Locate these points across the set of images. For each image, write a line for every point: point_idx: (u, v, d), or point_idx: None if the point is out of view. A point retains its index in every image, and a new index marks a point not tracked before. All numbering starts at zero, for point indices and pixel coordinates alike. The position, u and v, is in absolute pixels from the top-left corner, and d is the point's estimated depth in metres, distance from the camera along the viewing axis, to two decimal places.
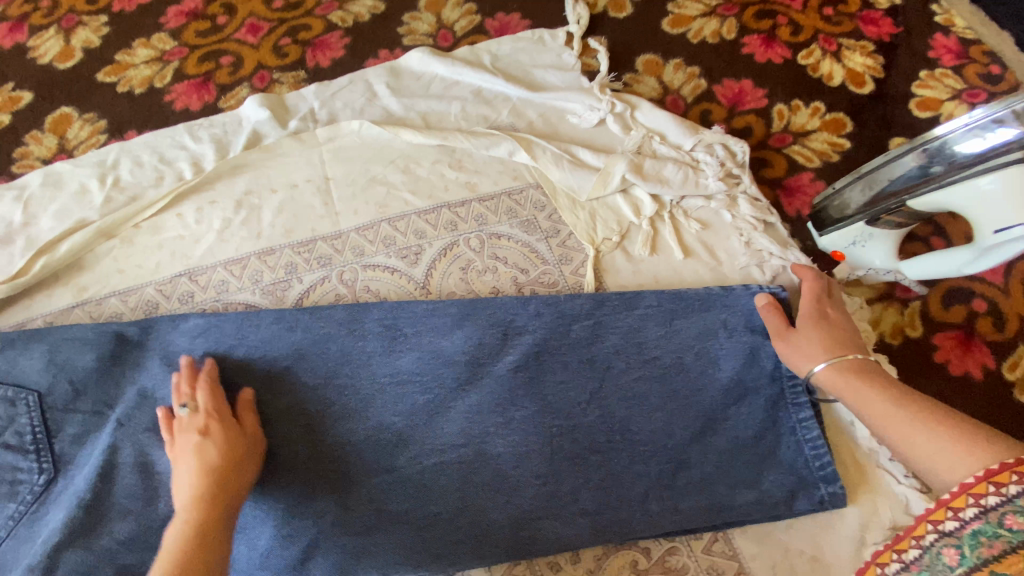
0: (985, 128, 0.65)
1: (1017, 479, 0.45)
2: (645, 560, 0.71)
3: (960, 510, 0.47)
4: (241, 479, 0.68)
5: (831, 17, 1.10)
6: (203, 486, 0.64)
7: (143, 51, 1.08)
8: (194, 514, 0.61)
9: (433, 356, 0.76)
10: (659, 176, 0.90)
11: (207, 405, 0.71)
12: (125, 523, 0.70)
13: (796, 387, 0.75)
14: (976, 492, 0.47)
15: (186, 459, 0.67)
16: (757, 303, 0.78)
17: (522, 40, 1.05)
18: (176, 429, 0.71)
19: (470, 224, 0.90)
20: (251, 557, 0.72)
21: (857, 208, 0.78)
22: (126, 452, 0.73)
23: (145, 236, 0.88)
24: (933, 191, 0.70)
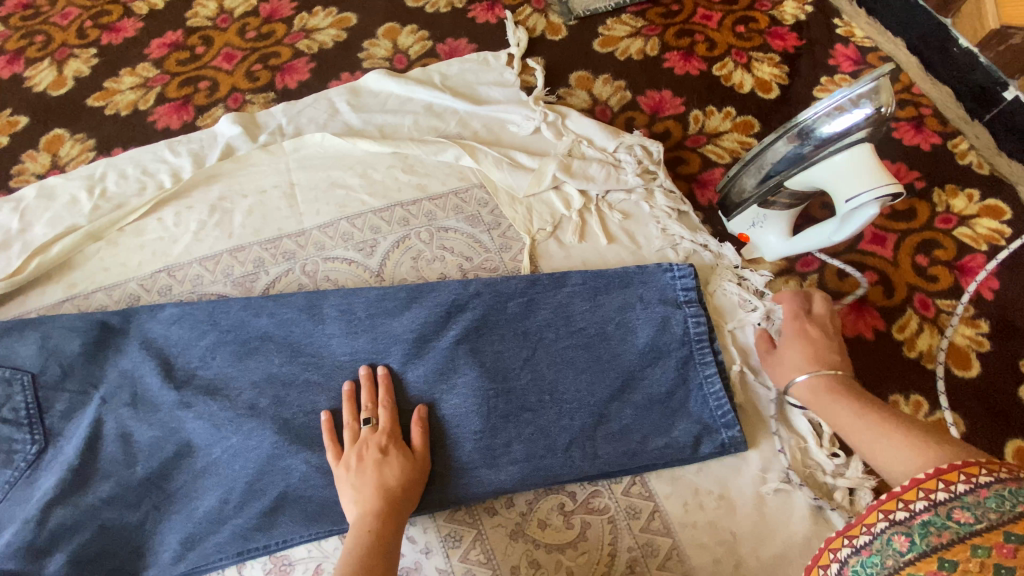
0: (836, 112, 0.77)
1: (964, 478, 0.51)
2: (572, 502, 0.80)
3: (910, 503, 0.53)
4: (415, 494, 0.76)
5: (742, 34, 1.23)
6: (379, 501, 0.72)
7: (129, 79, 1.20)
8: (375, 526, 0.70)
9: (384, 335, 0.85)
10: (585, 175, 1.02)
11: (384, 424, 0.79)
12: (108, 485, 0.79)
13: (702, 348, 0.84)
14: (927, 487, 0.53)
15: (369, 473, 0.75)
16: (667, 277, 0.88)
17: (468, 61, 1.18)
18: (355, 443, 0.78)
19: (420, 220, 1.01)
20: (224, 508, 0.79)
21: (750, 190, 0.90)
22: (109, 424, 0.82)
23: (128, 237, 0.98)
24: (802, 170, 0.82)
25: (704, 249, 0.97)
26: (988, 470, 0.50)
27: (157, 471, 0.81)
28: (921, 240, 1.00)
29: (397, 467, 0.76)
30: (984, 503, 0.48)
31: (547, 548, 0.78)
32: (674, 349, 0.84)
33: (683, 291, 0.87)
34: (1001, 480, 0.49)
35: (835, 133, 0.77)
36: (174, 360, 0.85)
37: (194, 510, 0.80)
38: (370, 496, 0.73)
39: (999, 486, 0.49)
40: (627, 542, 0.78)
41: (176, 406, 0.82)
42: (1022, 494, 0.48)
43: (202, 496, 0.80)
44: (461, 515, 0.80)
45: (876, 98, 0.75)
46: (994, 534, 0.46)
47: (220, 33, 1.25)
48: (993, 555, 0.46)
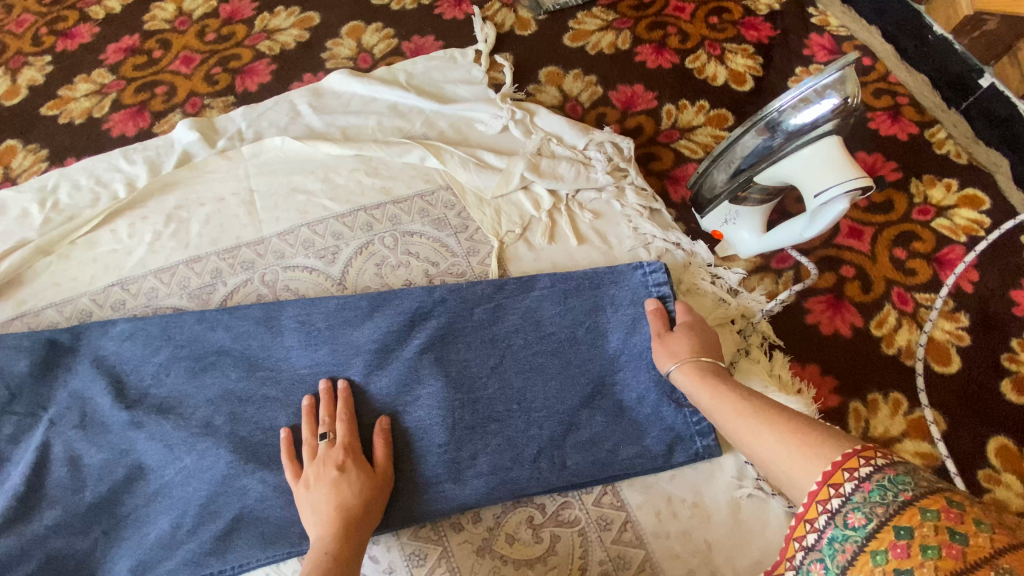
0: (802, 103, 0.75)
1: (848, 476, 0.49)
2: (540, 514, 0.78)
3: (814, 521, 0.49)
4: (376, 511, 0.72)
5: (716, 24, 1.20)
6: (338, 520, 0.69)
7: (84, 86, 1.16)
8: (333, 547, 0.66)
9: (345, 347, 0.82)
10: (554, 173, 0.99)
11: (343, 439, 0.76)
12: (54, 512, 0.76)
13: None
14: (821, 497, 0.49)
15: (325, 491, 0.71)
16: (637, 276, 0.85)
17: (434, 59, 1.15)
18: (312, 461, 0.75)
19: (384, 224, 0.98)
20: (175, 532, 0.75)
21: (722, 186, 0.88)
22: (56, 447, 0.79)
23: (80, 251, 0.95)
24: (770, 165, 0.80)
25: (676, 247, 0.94)
26: (865, 459, 0.49)
27: (107, 495, 0.77)
28: (899, 233, 0.98)
29: (357, 485, 0.72)
30: (871, 498, 0.46)
31: (514, 564, 0.75)
32: (646, 351, 0.81)
33: (654, 288, 0.84)
34: (879, 469, 0.47)
35: (801, 125, 0.76)
36: (128, 378, 0.81)
37: (146, 536, 0.76)
38: (328, 516, 0.69)
39: (878, 476, 0.47)
40: (598, 554, 0.76)
41: (131, 428, 0.79)
42: (901, 481, 0.46)
43: (155, 520, 0.77)
44: (426, 532, 0.77)
45: (843, 88, 0.73)
46: (887, 533, 0.44)
47: (178, 36, 1.21)
48: (893, 560, 0.42)
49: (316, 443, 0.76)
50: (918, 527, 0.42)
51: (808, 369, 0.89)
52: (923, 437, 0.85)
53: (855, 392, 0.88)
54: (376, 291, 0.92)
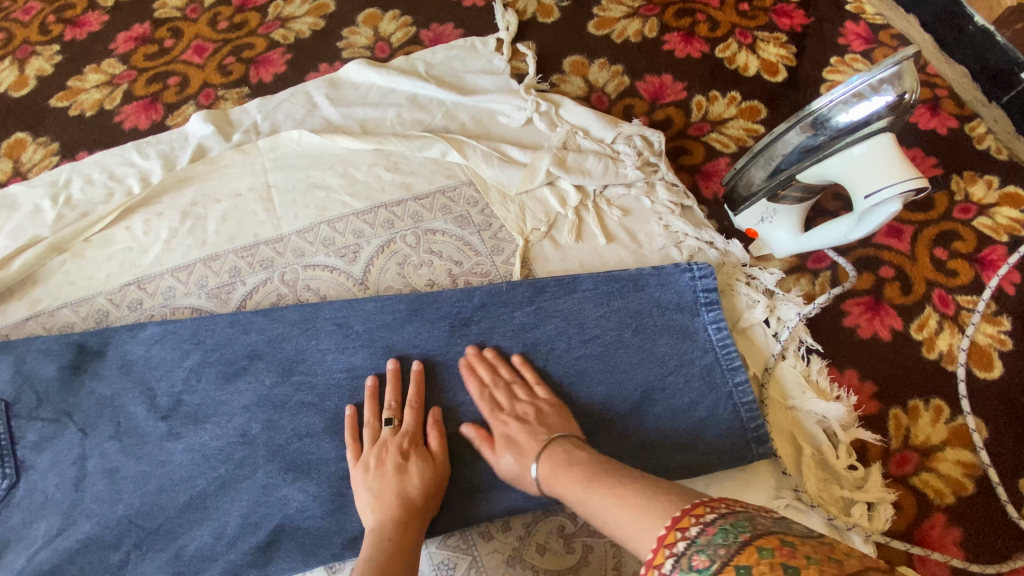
0: (854, 99, 0.70)
1: (681, 536, 0.46)
2: (572, 524, 0.75)
3: (660, 568, 0.45)
4: (434, 504, 0.71)
5: (747, 12, 1.15)
6: (397, 511, 0.67)
7: (94, 76, 1.13)
8: (394, 534, 0.66)
9: (384, 352, 0.80)
10: (581, 168, 0.95)
11: (409, 427, 0.74)
12: (89, 524, 0.73)
13: (729, 354, 0.80)
14: (669, 541, 0.46)
15: (389, 477, 0.70)
16: (687, 278, 0.82)
17: (454, 48, 1.11)
18: (377, 442, 0.74)
19: (406, 222, 0.95)
20: (216, 544, 0.73)
21: (760, 184, 0.84)
22: (92, 460, 0.76)
23: (95, 248, 0.92)
24: (816, 164, 0.76)
25: (709, 246, 0.90)
26: (695, 517, 0.47)
27: (138, 507, 0.74)
28: (940, 232, 0.94)
29: (418, 474, 0.71)
30: (714, 540, 0.43)
31: (546, 574, 0.73)
32: (699, 357, 0.80)
33: (703, 292, 0.82)
34: (723, 515, 0.46)
35: (851, 119, 0.71)
36: (157, 383, 0.79)
37: (184, 548, 0.73)
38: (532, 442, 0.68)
39: (721, 520, 0.45)
40: (632, 565, 0.73)
41: (166, 437, 0.77)
42: (739, 525, 0.44)
43: (192, 531, 0.73)
44: (454, 541, 0.75)
45: (891, 78, 0.69)
46: (730, 574, 0.40)
47: (189, 24, 1.17)
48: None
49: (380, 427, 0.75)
50: (755, 564, 0.40)
51: (847, 375, 0.86)
52: (966, 447, 0.82)
53: (896, 400, 0.85)
54: (398, 291, 0.89)
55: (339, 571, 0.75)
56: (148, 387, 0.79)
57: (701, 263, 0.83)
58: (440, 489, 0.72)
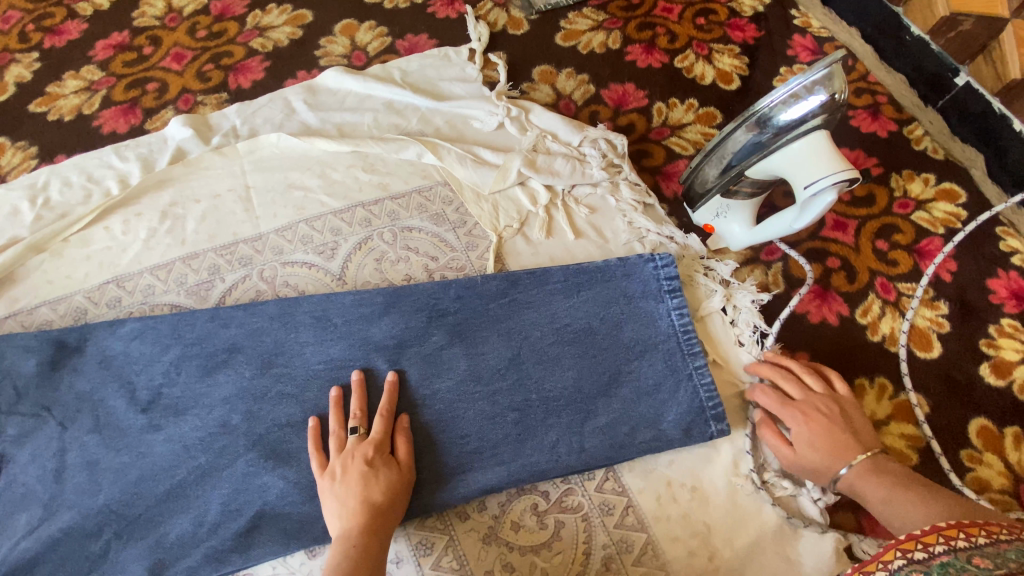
0: (792, 99, 0.78)
1: (964, 534, 0.51)
2: (544, 501, 0.79)
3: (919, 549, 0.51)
4: (399, 510, 0.72)
5: (703, 26, 1.23)
6: (361, 519, 0.68)
7: (73, 82, 1.15)
8: (361, 540, 0.66)
9: (362, 342, 0.83)
10: (550, 169, 1.01)
11: (376, 435, 0.76)
12: (69, 515, 0.74)
13: (690, 339, 0.85)
14: (946, 534, 0.52)
15: (353, 485, 0.71)
16: (650, 268, 0.88)
17: (429, 57, 1.16)
18: (343, 452, 0.75)
19: (383, 220, 0.98)
20: (196, 531, 0.74)
21: (713, 181, 0.91)
22: (72, 453, 0.77)
23: (74, 248, 0.94)
24: (761, 160, 0.83)
25: (670, 240, 0.96)
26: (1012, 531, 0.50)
27: (118, 498, 0.75)
28: (881, 225, 1.02)
29: (383, 480, 0.72)
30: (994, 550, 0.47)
31: (521, 550, 0.76)
32: (662, 342, 0.85)
33: (665, 281, 0.87)
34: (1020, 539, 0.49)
35: (789, 117, 0.78)
36: (136, 377, 0.81)
37: (164, 536, 0.74)
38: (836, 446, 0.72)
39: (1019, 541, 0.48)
40: (602, 539, 0.77)
41: (146, 429, 0.78)
42: None
43: (172, 520, 0.75)
44: (432, 521, 0.78)
45: (823, 81, 0.76)
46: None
47: (169, 33, 1.20)
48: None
49: (346, 438, 0.76)
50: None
51: (799, 357, 0.92)
52: (909, 420, 0.89)
53: (845, 379, 0.91)
54: (376, 286, 0.93)
55: (318, 555, 0.77)
56: (126, 382, 0.80)
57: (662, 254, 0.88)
58: (405, 496, 0.74)
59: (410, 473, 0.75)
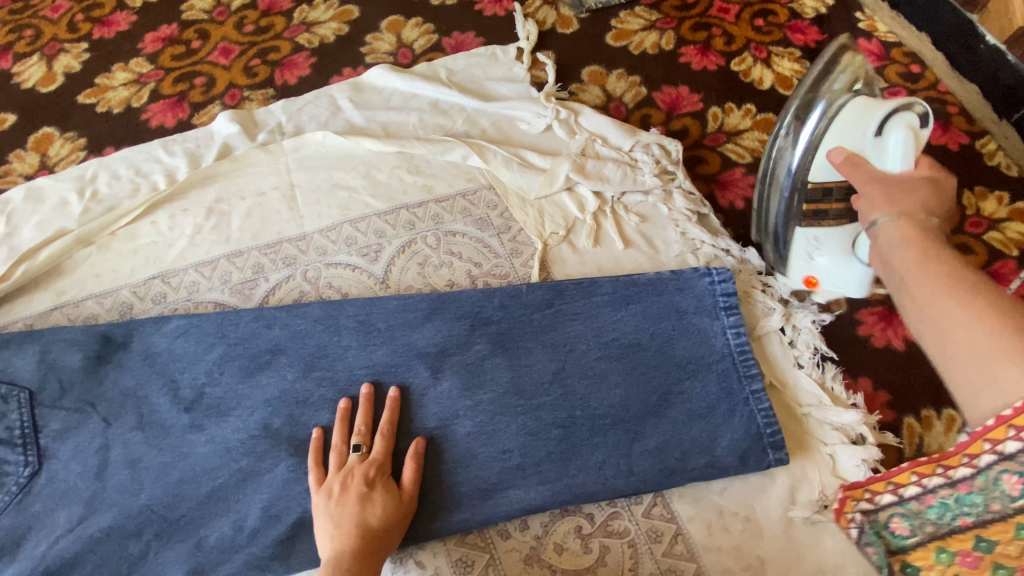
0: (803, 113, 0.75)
1: (991, 447, 0.51)
2: (589, 524, 0.76)
3: (975, 459, 0.53)
4: (394, 539, 0.70)
5: (762, 27, 1.18)
6: (352, 542, 0.67)
7: (122, 75, 1.15)
8: (351, 566, 0.64)
9: (405, 349, 0.81)
10: (600, 175, 0.97)
11: (375, 455, 0.74)
12: (111, 514, 0.73)
13: (746, 361, 0.80)
14: (992, 437, 0.51)
15: (348, 506, 0.70)
16: (706, 283, 0.84)
17: (475, 56, 1.13)
18: (340, 470, 0.73)
19: (427, 223, 0.96)
20: (236, 536, 0.73)
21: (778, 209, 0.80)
22: (114, 450, 0.77)
23: (121, 242, 0.94)
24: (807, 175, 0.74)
25: (725, 254, 0.92)
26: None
27: (160, 498, 0.74)
28: (952, 245, 0.96)
29: (380, 505, 0.70)
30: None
31: (564, 573, 0.74)
32: (716, 362, 0.80)
33: (722, 297, 0.83)
34: None
35: (878, 145, 0.68)
36: (180, 375, 0.80)
37: (204, 539, 0.73)
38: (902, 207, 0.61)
39: None
40: (649, 567, 0.74)
41: (188, 429, 0.78)
42: None
43: (212, 523, 0.74)
44: (472, 538, 0.76)
45: (887, 103, 0.68)
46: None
47: (217, 27, 1.20)
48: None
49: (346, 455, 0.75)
50: (1001, 542, 0.51)
51: (861, 383, 0.86)
52: None
53: (910, 410, 0.84)
54: (419, 291, 0.91)
55: None
56: (170, 380, 0.80)
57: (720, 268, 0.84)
58: (404, 521, 0.72)
59: (410, 497, 0.73)
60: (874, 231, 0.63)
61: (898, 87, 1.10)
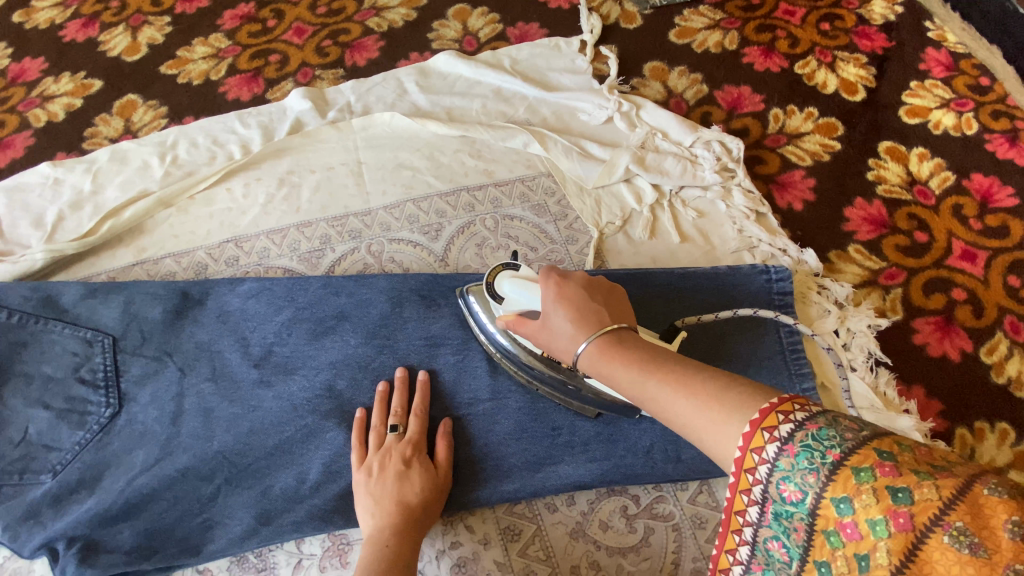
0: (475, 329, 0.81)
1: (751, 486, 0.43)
2: (634, 505, 0.78)
3: (746, 515, 0.44)
4: (431, 515, 0.71)
5: (828, 32, 1.17)
6: (394, 519, 0.68)
7: (201, 49, 1.21)
8: (393, 540, 0.66)
9: (463, 324, 0.84)
10: (660, 168, 0.99)
11: (411, 436, 0.75)
12: (184, 458, 0.78)
13: (798, 361, 0.82)
14: (738, 506, 0.44)
15: (387, 486, 0.70)
16: (763, 280, 0.85)
17: (539, 46, 1.15)
18: (379, 449, 0.74)
19: (486, 206, 0.99)
20: (299, 488, 0.77)
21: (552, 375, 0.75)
22: (189, 399, 0.81)
23: (198, 206, 0.99)
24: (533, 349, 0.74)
25: (782, 253, 0.93)
26: (800, 405, 0.42)
27: (231, 446, 0.79)
28: (1015, 260, 0.94)
29: (419, 482, 0.72)
30: (800, 465, 0.40)
31: (608, 550, 0.76)
32: (768, 359, 0.81)
33: (778, 293, 0.85)
34: (802, 425, 0.41)
35: (508, 301, 0.69)
36: (251, 333, 0.85)
37: (270, 487, 0.78)
38: (575, 318, 0.56)
39: (801, 434, 0.41)
40: (692, 552, 0.76)
41: (257, 384, 0.82)
42: (826, 437, 0.40)
43: (277, 473, 0.78)
44: (520, 508, 0.79)
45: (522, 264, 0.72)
46: (829, 509, 0.39)
47: (292, 7, 1.24)
48: (849, 544, 0.38)
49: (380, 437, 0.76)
50: None
51: (914, 391, 0.86)
52: None
53: (960, 422, 0.84)
54: (476, 271, 0.94)
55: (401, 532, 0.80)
56: (243, 338, 0.84)
57: (777, 265, 0.86)
58: (438, 501, 0.73)
59: (442, 478, 0.75)
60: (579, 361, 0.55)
61: (966, 98, 1.08)
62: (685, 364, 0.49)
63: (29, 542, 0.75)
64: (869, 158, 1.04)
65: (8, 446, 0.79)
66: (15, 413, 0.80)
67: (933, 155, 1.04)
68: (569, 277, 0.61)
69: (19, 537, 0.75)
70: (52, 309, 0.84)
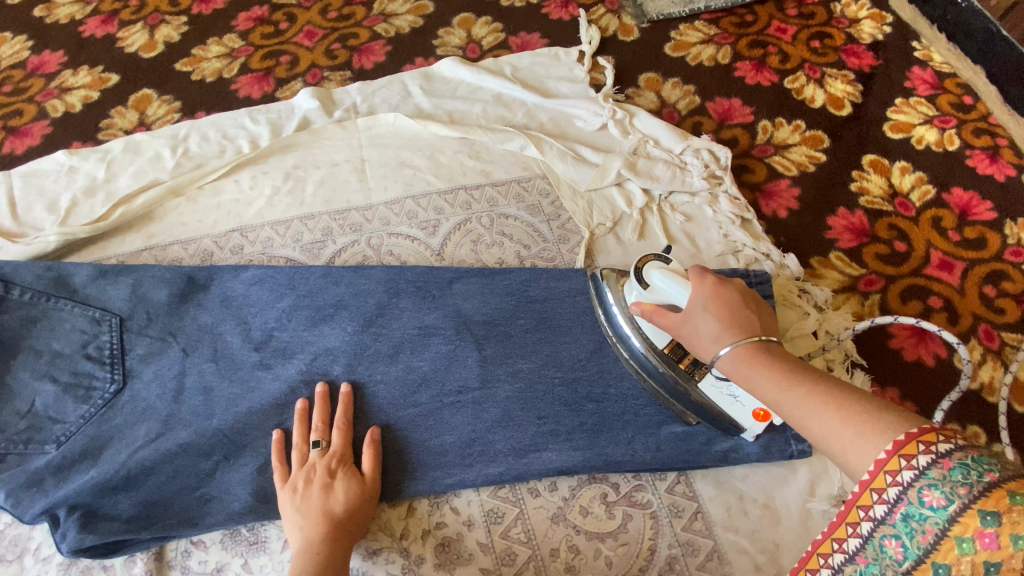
0: (603, 314, 0.83)
1: (891, 484, 0.45)
2: (614, 493, 0.81)
3: (870, 509, 0.47)
4: (362, 523, 0.75)
5: (817, 49, 1.22)
6: (323, 530, 0.71)
7: (215, 48, 1.26)
8: (325, 549, 0.70)
9: (455, 314, 0.88)
10: (650, 174, 1.03)
11: (336, 448, 0.79)
12: (185, 433, 0.81)
13: None
14: (863, 503, 0.47)
15: (314, 498, 0.74)
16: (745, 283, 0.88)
17: (540, 55, 1.20)
18: (305, 464, 0.77)
19: (482, 205, 1.03)
20: None
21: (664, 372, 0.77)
22: (190, 377, 0.85)
23: (207, 196, 1.03)
24: (650, 343, 0.76)
25: (765, 258, 0.96)
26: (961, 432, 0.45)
27: (231, 424, 0.82)
28: (990, 271, 0.98)
29: (346, 492, 0.75)
30: (952, 477, 0.43)
31: (587, 535, 0.79)
32: None
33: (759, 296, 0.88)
34: (962, 448, 0.43)
35: (652, 291, 0.70)
36: (252, 318, 0.88)
37: (266, 464, 0.81)
38: (725, 321, 0.62)
39: (961, 454, 0.43)
40: (669, 539, 0.79)
41: (257, 367, 0.85)
42: (985, 462, 0.43)
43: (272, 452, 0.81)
44: (504, 492, 0.82)
45: (673, 259, 0.73)
46: (973, 518, 0.41)
47: (303, 11, 1.30)
48: (982, 551, 0.40)
49: (308, 450, 0.79)
50: None
51: (889, 393, 0.90)
52: None
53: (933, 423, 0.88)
54: (471, 265, 0.98)
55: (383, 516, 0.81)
56: (245, 322, 0.88)
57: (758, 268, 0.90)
58: (372, 507, 0.77)
59: (375, 484, 0.78)
60: (718, 363, 0.62)
61: (949, 116, 1.12)
62: (838, 386, 0.53)
63: (30, 508, 0.78)
64: (853, 170, 1.08)
65: (15, 417, 0.82)
66: (22, 386, 0.83)
67: (914, 169, 1.08)
68: (726, 282, 0.66)
69: (20, 504, 0.78)
70: (62, 288, 0.87)
